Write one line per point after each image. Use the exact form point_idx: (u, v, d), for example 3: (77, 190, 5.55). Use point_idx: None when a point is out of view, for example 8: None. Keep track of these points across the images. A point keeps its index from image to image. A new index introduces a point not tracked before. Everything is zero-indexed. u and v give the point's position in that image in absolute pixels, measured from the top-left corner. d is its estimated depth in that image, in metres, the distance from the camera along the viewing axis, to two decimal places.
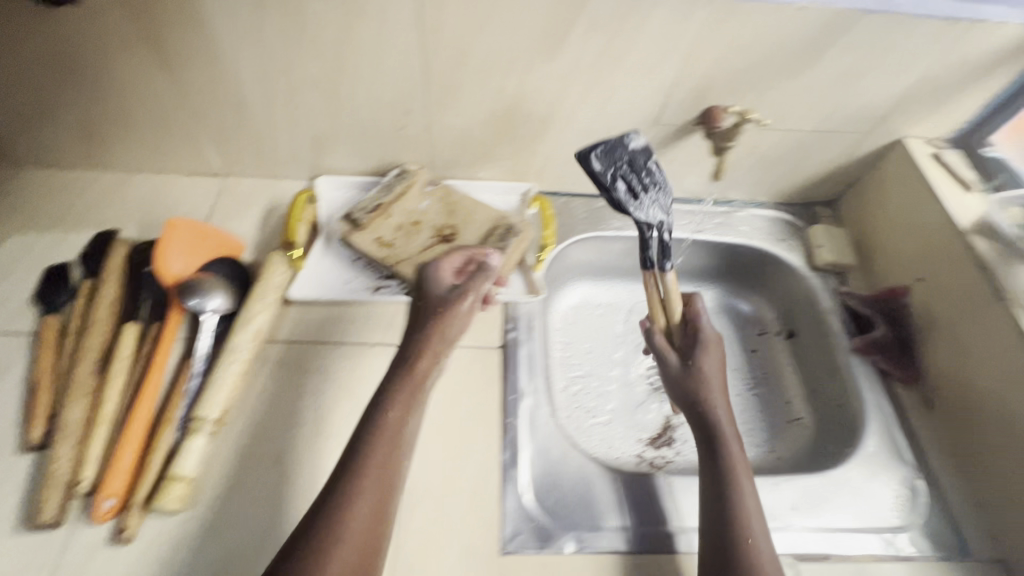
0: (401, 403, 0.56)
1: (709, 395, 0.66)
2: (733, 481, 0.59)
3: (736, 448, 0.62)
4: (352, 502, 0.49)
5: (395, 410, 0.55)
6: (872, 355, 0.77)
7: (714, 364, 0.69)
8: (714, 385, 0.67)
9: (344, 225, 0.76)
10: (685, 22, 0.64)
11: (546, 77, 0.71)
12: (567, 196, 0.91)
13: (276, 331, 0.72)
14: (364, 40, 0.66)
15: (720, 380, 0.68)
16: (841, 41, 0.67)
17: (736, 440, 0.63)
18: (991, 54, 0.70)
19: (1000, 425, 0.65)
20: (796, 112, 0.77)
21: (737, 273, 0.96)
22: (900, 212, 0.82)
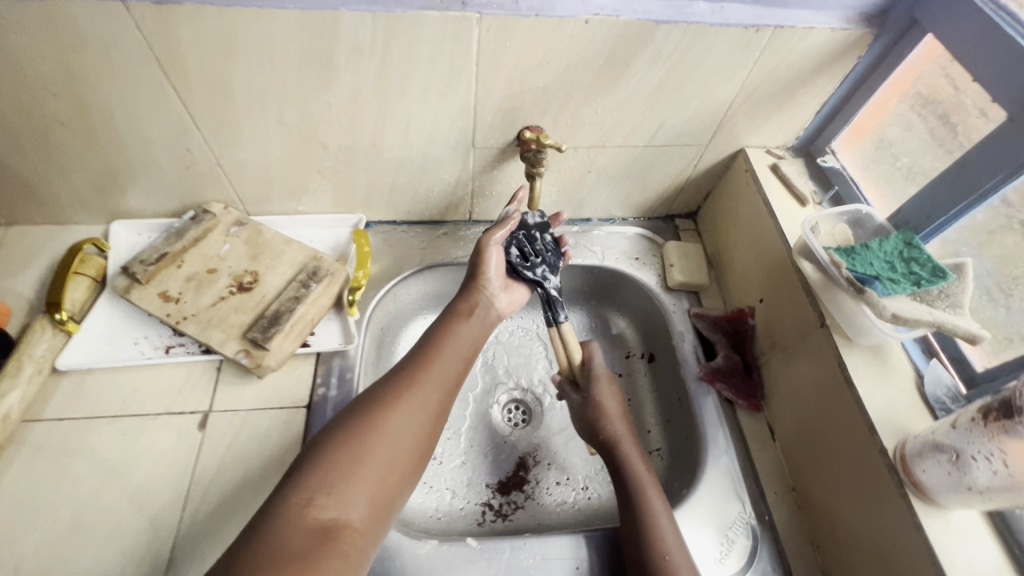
0: (450, 354, 0.61)
1: (609, 425, 0.68)
2: (643, 506, 0.60)
3: (635, 463, 0.65)
4: (399, 426, 0.52)
5: (444, 355, 0.61)
6: (717, 383, 0.72)
7: (611, 399, 0.71)
8: (614, 417, 0.69)
9: (122, 278, 0.68)
10: (461, 41, 0.58)
11: (328, 106, 0.63)
12: (406, 224, 0.85)
13: (40, 409, 0.63)
14: (98, 76, 0.57)
15: (620, 413, 0.70)
16: (642, 54, 0.61)
17: (642, 463, 0.65)
18: (810, 60, 0.65)
19: (826, 462, 0.61)
20: (622, 128, 0.71)
21: (598, 292, 0.89)
22: (745, 227, 0.77)
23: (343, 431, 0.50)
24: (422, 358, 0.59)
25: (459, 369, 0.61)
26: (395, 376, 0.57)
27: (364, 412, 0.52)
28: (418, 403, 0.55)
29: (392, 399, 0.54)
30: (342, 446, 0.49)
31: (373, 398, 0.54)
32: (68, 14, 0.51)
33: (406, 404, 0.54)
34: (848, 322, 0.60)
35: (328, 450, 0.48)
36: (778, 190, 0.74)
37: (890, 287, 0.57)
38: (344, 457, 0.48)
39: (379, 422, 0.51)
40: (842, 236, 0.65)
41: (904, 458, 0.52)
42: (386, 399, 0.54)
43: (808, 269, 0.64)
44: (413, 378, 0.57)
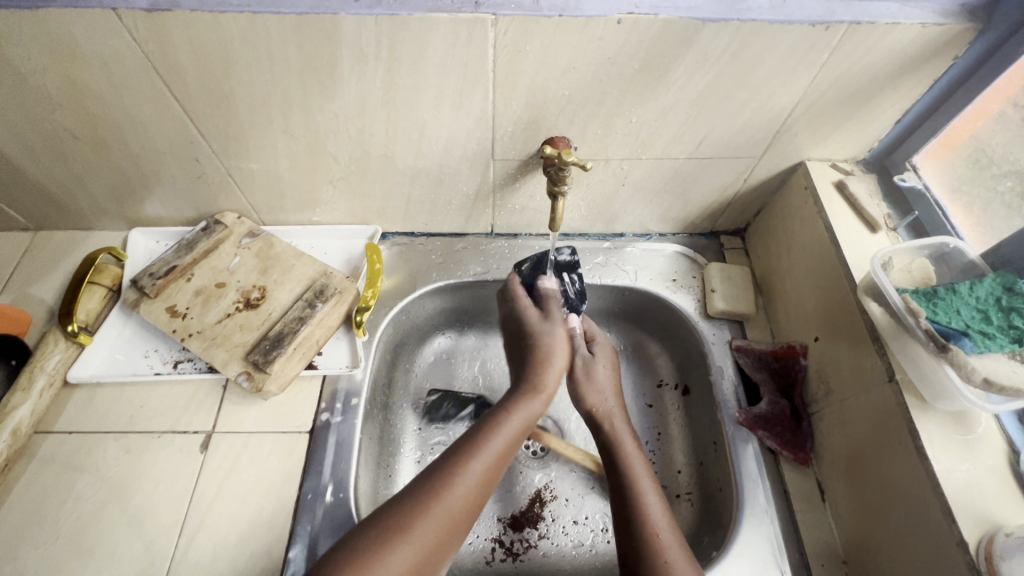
0: (481, 462, 0.54)
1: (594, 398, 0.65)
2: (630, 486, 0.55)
3: (627, 444, 0.60)
4: (412, 547, 0.47)
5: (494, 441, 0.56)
6: (758, 431, 0.64)
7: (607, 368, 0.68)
8: (608, 389, 0.66)
9: (134, 292, 0.67)
10: (476, 47, 0.51)
11: (335, 116, 0.59)
12: (424, 236, 0.80)
13: (52, 421, 0.64)
14: (99, 87, 0.55)
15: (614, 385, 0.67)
16: (684, 58, 0.53)
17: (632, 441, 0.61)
18: (891, 62, 0.54)
19: (885, 542, 0.52)
20: (661, 139, 0.63)
21: (629, 313, 0.81)
22: (802, 252, 0.67)
23: (407, 500, 0.50)
24: (454, 466, 0.53)
25: (487, 476, 0.54)
26: (419, 489, 0.51)
27: (376, 537, 0.47)
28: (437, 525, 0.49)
29: (409, 516, 0.48)
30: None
31: (392, 517, 0.48)
32: (61, 23, 0.48)
33: (422, 525, 0.48)
34: (923, 382, 0.50)
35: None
36: (843, 211, 0.64)
37: (980, 345, 0.49)
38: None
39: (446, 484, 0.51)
40: (921, 273, 0.56)
41: (990, 559, 0.42)
42: (403, 518, 0.48)
43: (876, 310, 0.55)
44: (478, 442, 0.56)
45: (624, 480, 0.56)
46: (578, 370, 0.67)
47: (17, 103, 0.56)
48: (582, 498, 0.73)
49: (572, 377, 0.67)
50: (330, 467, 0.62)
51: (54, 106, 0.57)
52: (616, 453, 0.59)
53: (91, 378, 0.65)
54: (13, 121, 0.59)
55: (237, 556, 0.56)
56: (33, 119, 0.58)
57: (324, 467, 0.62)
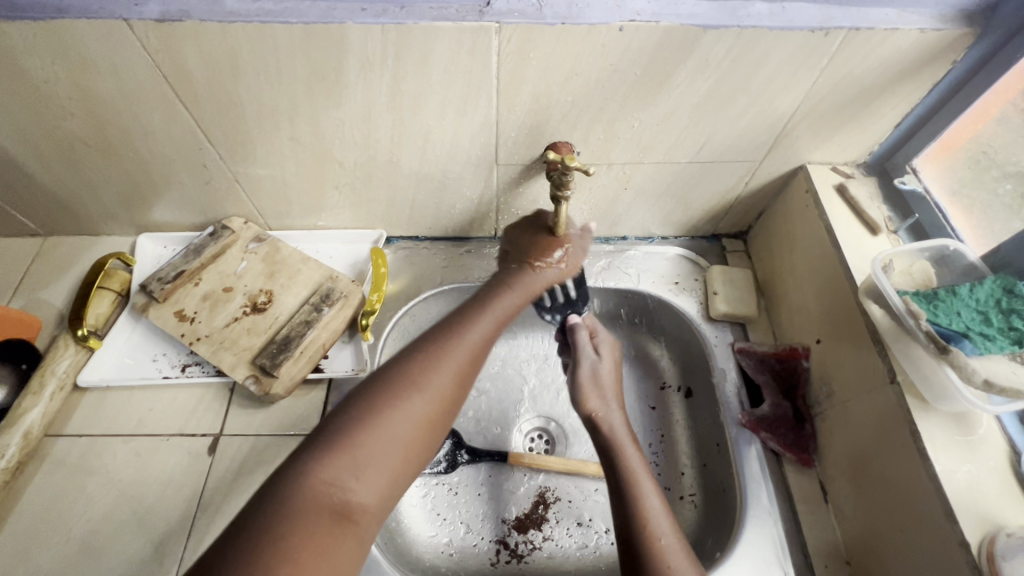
0: (478, 331, 0.55)
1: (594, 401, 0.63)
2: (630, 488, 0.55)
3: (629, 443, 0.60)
4: (424, 404, 0.47)
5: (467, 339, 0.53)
6: (761, 433, 0.64)
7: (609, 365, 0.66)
8: (610, 389, 0.64)
9: (142, 297, 0.68)
10: (480, 53, 0.52)
11: (340, 122, 0.60)
12: (428, 240, 0.81)
13: (63, 425, 0.64)
14: (109, 94, 0.56)
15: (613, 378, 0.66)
16: (685, 64, 0.54)
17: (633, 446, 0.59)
18: (891, 67, 0.55)
19: (888, 544, 0.52)
20: (663, 143, 0.63)
21: (632, 316, 0.82)
22: (803, 256, 0.68)
23: (372, 395, 0.46)
24: (450, 334, 0.53)
25: (484, 342, 0.55)
26: (419, 351, 0.51)
27: (385, 389, 0.47)
28: (445, 382, 0.49)
29: (414, 374, 0.48)
30: (366, 427, 0.44)
31: (398, 373, 0.48)
32: (73, 33, 0.49)
33: (434, 383, 0.48)
34: (925, 384, 0.51)
35: (345, 428, 0.44)
36: (844, 214, 0.64)
37: (980, 347, 0.49)
38: (365, 433, 0.44)
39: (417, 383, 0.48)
40: (922, 275, 0.57)
41: (992, 558, 0.43)
42: (410, 375, 0.48)
43: (877, 311, 0.56)
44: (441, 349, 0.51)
45: (624, 485, 0.55)
46: (585, 373, 0.65)
47: (29, 112, 0.58)
48: (586, 500, 0.74)
49: (575, 382, 0.66)
50: None
51: (65, 115, 0.58)
52: (617, 458, 0.58)
53: (102, 381, 0.66)
54: (25, 130, 0.60)
55: None
56: (45, 128, 0.60)
57: None
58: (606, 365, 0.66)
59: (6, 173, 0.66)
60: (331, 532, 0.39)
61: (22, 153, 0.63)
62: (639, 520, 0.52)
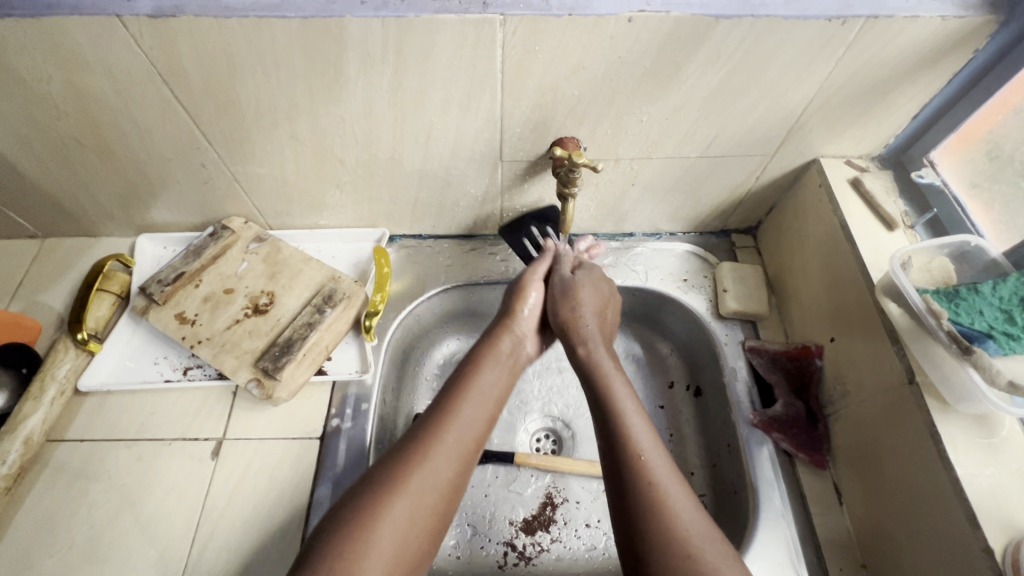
0: (468, 413, 0.52)
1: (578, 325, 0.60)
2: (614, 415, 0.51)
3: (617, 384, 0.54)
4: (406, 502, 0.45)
5: (453, 429, 0.50)
6: (773, 433, 0.63)
7: (593, 293, 0.62)
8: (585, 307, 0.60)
9: (142, 299, 0.67)
10: (484, 47, 0.50)
11: (341, 119, 0.58)
12: (432, 238, 0.79)
13: (64, 429, 0.64)
14: (103, 93, 0.55)
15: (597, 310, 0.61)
16: (696, 56, 0.52)
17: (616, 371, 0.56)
18: (910, 56, 0.53)
19: (907, 549, 0.51)
20: (672, 137, 0.62)
21: (639, 313, 0.80)
22: (816, 252, 0.66)
23: (353, 507, 0.44)
24: (436, 420, 0.51)
25: (479, 426, 0.52)
26: (400, 449, 0.48)
27: (367, 500, 0.44)
28: (433, 476, 0.47)
29: (396, 475, 0.46)
30: (347, 541, 0.42)
31: (381, 478, 0.46)
32: (64, 30, 0.48)
33: (414, 482, 0.46)
34: (946, 385, 0.49)
35: (327, 547, 0.41)
36: (859, 209, 0.63)
37: (1005, 347, 0.48)
38: (349, 550, 0.41)
39: (399, 490, 0.45)
40: (941, 272, 0.55)
41: (1016, 565, 0.42)
42: (396, 475, 0.46)
43: (894, 310, 0.54)
44: (428, 444, 0.48)
45: (613, 430, 0.50)
46: (556, 287, 0.63)
47: (23, 112, 0.56)
48: (594, 501, 0.72)
49: (553, 295, 0.63)
50: (342, 474, 0.61)
51: (59, 114, 0.57)
52: (598, 383, 0.54)
53: (102, 385, 0.65)
54: (20, 130, 0.59)
55: (250, 564, 0.56)
56: (40, 128, 0.58)
57: (335, 474, 0.61)
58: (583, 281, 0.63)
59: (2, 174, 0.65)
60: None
61: (17, 154, 0.62)
62: (633, 465, 0.46)
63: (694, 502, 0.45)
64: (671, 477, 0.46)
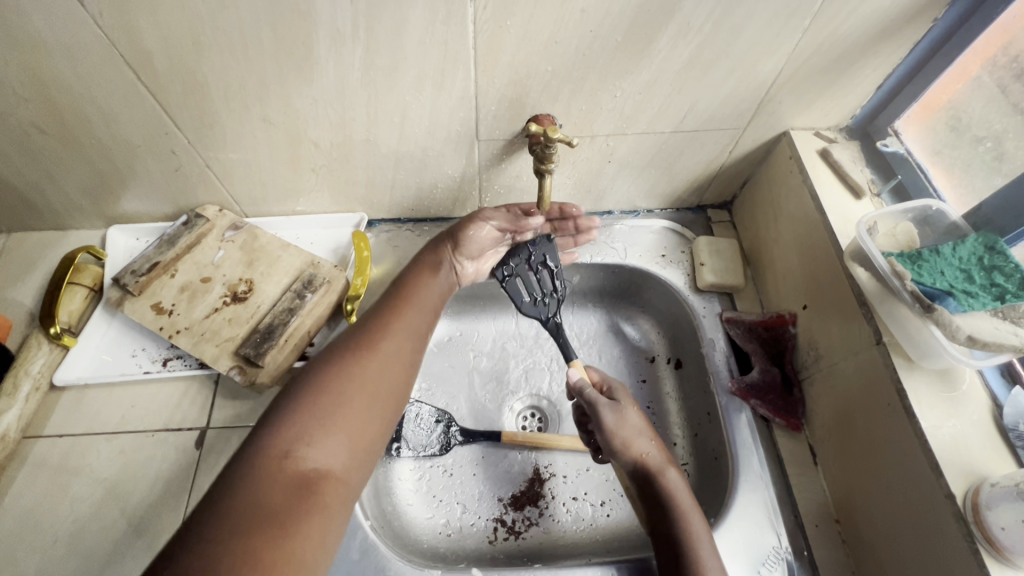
0: (415, 310, 0.58)
1: (634, 432, 0.56)
2: (677, 514, 0.53)
3: (679, 490, 0.54)
4: (370, 367, 0.50)
5: (406, 315, 0.57)
6: (751, 399, 0.65)
7: (639, 412, 0.58)
8: (644, 431, 0.57)
9: (116, 290, 0.66)
10: (454, 23, 0.50)
11: (313, 101, 0.57)
12: (411, 221, 0.79)
13: (41, 426, 0.63)
14: (64, 77, 0.53)
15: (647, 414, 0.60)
16: (666, 29, 0.53)
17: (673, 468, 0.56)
18: (871, 26, 0.55)
19: (876, 500, 0.54)
20: (646, 113, 0.62)
21: (619, 291, 0.82)
22: (788, 222, 0.68)
23: (320, 371, 0.48)
24: (388, 315, 0.56)
25: (420, 325, 0.57)
26: (360, 333, 0.53)
27: (331, 367, 0.49)
28: (386, 353, 0.52)
29: (362, 349, 0.51)
30: (320, 397, 0.46)
31: (341, 356, 0.50)
32: (20, 11, 0.46)
33: (370, 361, 0.50)
34: (909, 342, 0.52)
35: (290, 404, 0.45)
36: (827, 179, 0.65)
37: (965, 303, 0.50)
38: (321, 408, 0.45)
39: (360, 357, 0.50)
40: (905, 237, 0.58)
41: (977, 508, 0.44)
42: (350, 353, 0.50)
43: (862, 275, 0.56)
44: (381, 327, 0.54)
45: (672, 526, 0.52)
46: (608, 420, 0.56)
47: None
48: (580, 475, 0.74)
49: (603, 429, 0.56)
50: None
51: (18, 101, 0.55)
52: (658, 484, 0.54)
53: (79, 380, 0.64)
54: None
55: None
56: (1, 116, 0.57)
57: None
58: (621, 393, 0.60)
59: None
60: (295, 501, 0.39)
61: None
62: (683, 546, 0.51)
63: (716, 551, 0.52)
64: (708, 542, 0.51)
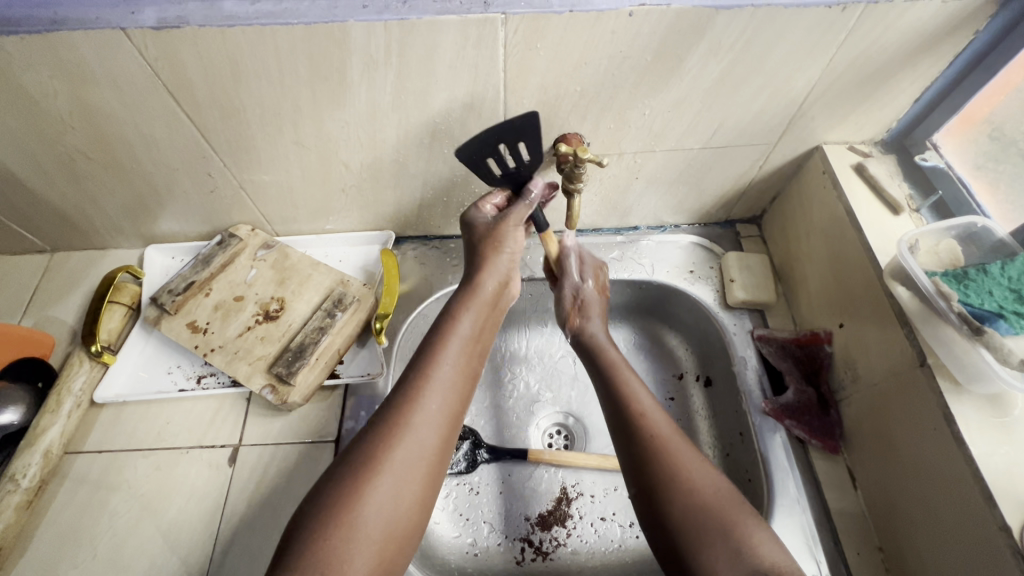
0: (447, 367, 0.53)
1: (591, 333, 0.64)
2: (633, 422, 0.53)
3: (639, 395, 0.55)
4: (401, 458, 0.46)
5: (436, 373, 0.52)
6: (786, 420, 0.63)
7: (595, 295, 0.67)
8: (596, 315, 0.65)
9: (154, 309, 0.68)
10: (485, 47, 0.51)
11: (345, 124, 0.58)
12: (438, 239, 0.80)
13: (82, 441, 0.64)
14: (110, 107, 0.55)
15: (597, 298, 0.67)
16: (697, 48, 0.52)
17: (642, 390, 0.56)
18: (910, 39, 0.53)
19: (921, 529, 0.52)
20: (675, 130, 0.62)
21: (646, 307, 0.81)
22: (822, 238, 0.67)
23: (343, 471, 0.45)
24: (416, 381, 0.51)
25: (452, 385, 0.52)
26: (386, 409, 0.49)
27: (358, 462, 0.46)
28: (415, 442, 0.47)
29: (385, 436, 0.47)
30: (344, 505, 0.43)
31: (365, 441, 0.47)
32: (70, 45, 0.48)
33: (400, 446, 0.47)
34: (957, 365, 0.50)
35: (317, 518, 0.43)
36: (863, 194, 0.63)
37: (1016, 326, 0.48)
38: (346, 524, 0.43)
39: (382, 446, 0.46)
40: (948, 254, 0.56)
41: None
42: (375, 439, 0.47)
43: (903, 294, 0.54)
44: (406, 403, 0.49)
45: (636, 440, 0.52)
46: (569, 296, 0.67)
47: (28, 127, 0.57)
48: (607, 495, 0.73)
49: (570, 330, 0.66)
50: None
51: (66, 129, 0.57)
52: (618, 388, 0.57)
53: (117, 397, 0.66)
54: (28, 147, 0.59)
55: None
56: (47, 143, 0.59)
57: None
58: (591, 284, 0.67)
59: (12, 190, 0.65)
60: None
61: (27, 172, 0.63)
62: (653, 467, 0.49)
63: (718, 479, 0.49)
64: (692, 479, 0.48)
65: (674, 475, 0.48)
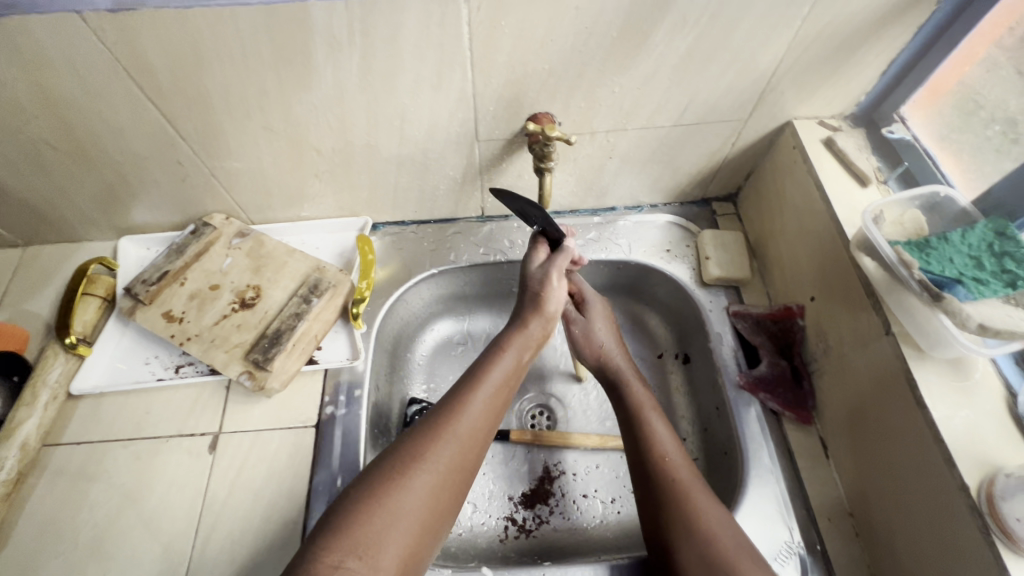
0: (488, 390, 0.54)
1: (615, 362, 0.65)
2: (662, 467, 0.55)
3: (660, 435, 0.58)
4: (440, 464, 0.48)
5: (479, 395, 0.53)
6: (760, 393, 0.64)
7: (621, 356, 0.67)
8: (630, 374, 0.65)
9: (128, 300, 0.67)
10: (449, 25, 0.50)
11: (313, 107, 0.58)
12: (415, 223, 0.80)
13: (61, 433, 0.64)
14: (72, 94, 0.54)
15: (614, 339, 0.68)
16: (663, 23, 0.52)
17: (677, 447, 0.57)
18: (873, 11, 0.54)
19: (888, 492, 0.53)
20: (646, 107, 0.62)
21: (625, 287, 0.81)
22: (794, 213, 0.67)
23: (380, 470, 0.47)
24: (463, 396, 0.53)
25: (489, 411, 0.54)
26: (429, 421, 0.51)
27: (396, 463, 0.47)
28: (451, 456, 0.49)
29: (426, 445, 0.49)
30: (379, 503, 0.45)
31: (402, 452, 0.48)
32: (26, 31, 0.47)
33: (438, 456, 0.49)
34: (920, 331, 0.51)
35: (351, 511, 0.44)
36: (832, 167, 0.64)
37: (974, 291, 0.49)
38: (381, 519, 0.44)
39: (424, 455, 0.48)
40: (913, 225, 0.57)
41: (991, 499, 0.43)
42: (417, 450, 0.48)
43: (870, 265, 0.55)
44: (449, 419, 0.51)
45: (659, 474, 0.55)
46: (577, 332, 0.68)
47: None
48: (589, 472, 0.74)
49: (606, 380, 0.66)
50: (338, 461, 0.62)
51: (27, 117, 0.56)
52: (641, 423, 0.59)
53: (95, 389, 0.66)
54: None
55: (255, 551, 0.57)
56: (10, 133, 0.58)
57: (333, 460, 0.62)
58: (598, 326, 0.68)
59: None
60: None
61: None
62: (680, 508, 0.52)
63: (732, 521, 0.52)
64: (722, 525, 0.51)
65: (707, 521, 0.51)
